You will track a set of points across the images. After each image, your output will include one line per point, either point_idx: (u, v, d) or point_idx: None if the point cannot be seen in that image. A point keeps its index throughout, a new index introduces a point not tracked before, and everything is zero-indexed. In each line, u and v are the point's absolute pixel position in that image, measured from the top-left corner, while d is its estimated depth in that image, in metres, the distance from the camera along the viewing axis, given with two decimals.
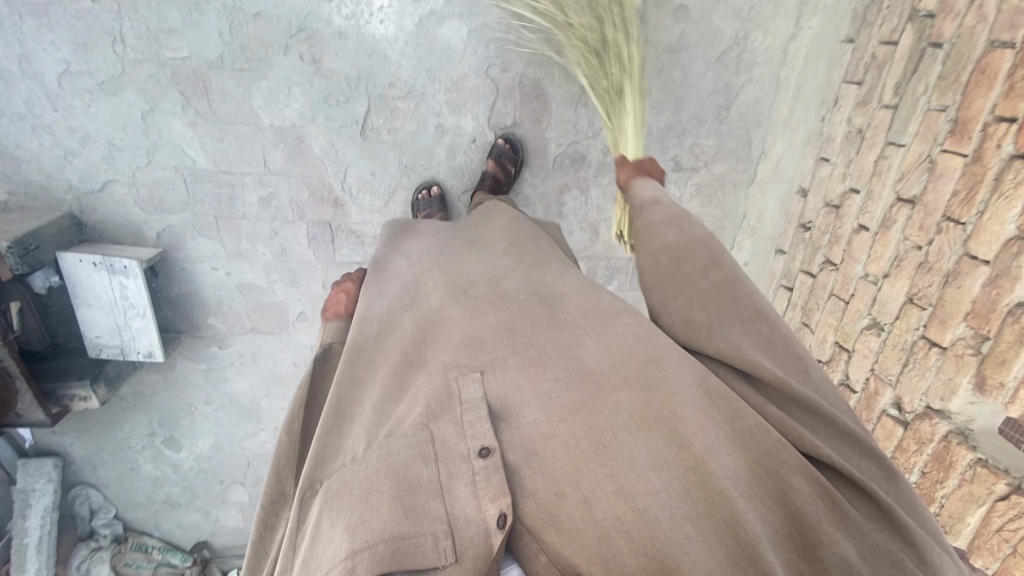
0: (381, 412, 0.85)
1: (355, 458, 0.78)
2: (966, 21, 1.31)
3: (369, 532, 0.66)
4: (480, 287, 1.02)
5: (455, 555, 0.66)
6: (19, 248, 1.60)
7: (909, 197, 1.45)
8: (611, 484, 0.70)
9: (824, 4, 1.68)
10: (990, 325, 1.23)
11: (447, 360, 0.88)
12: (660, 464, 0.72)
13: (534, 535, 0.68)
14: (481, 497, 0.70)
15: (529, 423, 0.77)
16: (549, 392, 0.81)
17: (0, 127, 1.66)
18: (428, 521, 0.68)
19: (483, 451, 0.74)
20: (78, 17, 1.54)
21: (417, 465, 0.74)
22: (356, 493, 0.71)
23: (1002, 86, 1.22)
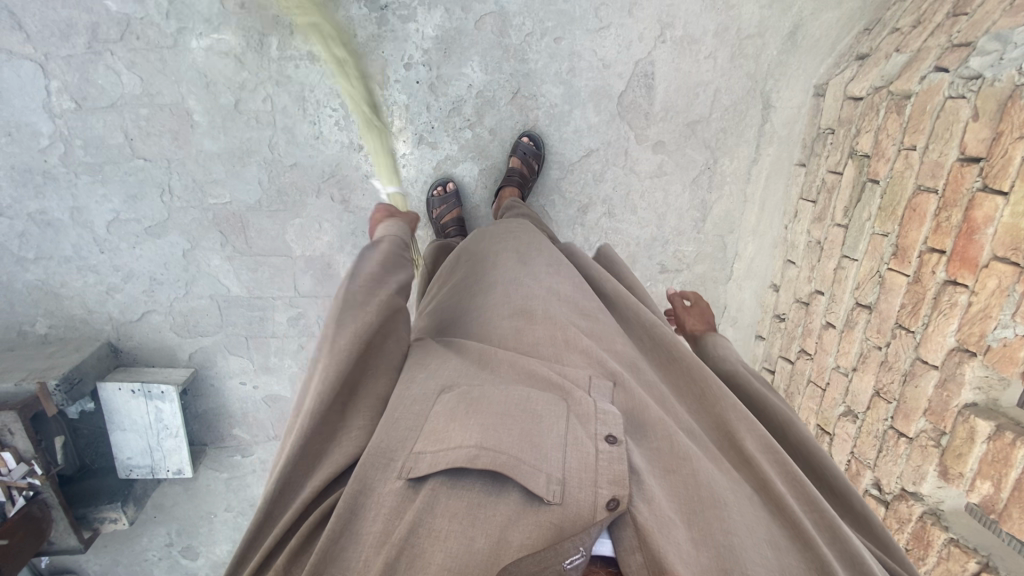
0: (517, 366, 1.01)
1: (489, 386, 0.94)
2: (896, 165, 1.57)
3: (496, 440, 0.81)
4: (597, 317, 1.19)
5: (561, 498, 0.79)
6: (65, 384, 1.71)
7: (867, 302, 1.71)
8: (724, 539, 0.83)
9: (779, 136, 1.98)
10: (945, 421, 1.45)
11: (586, 364, 1.05)
12: (776, 540, 0.85)
13: (637, 531, 0.79)
14: (599, 476, 0.82)
15: (655, 452, 0.94)
16: (677, 435, 0.97)
17: (50, 270, 1.79)
18: (549, 463, 0.81)
19: (611, 439, 0.88)
20: (130, 173, 1.71)
21: (550, 416, 0.89)
22: (495, 410, 0.87)
23: (930, 224, 1.47)
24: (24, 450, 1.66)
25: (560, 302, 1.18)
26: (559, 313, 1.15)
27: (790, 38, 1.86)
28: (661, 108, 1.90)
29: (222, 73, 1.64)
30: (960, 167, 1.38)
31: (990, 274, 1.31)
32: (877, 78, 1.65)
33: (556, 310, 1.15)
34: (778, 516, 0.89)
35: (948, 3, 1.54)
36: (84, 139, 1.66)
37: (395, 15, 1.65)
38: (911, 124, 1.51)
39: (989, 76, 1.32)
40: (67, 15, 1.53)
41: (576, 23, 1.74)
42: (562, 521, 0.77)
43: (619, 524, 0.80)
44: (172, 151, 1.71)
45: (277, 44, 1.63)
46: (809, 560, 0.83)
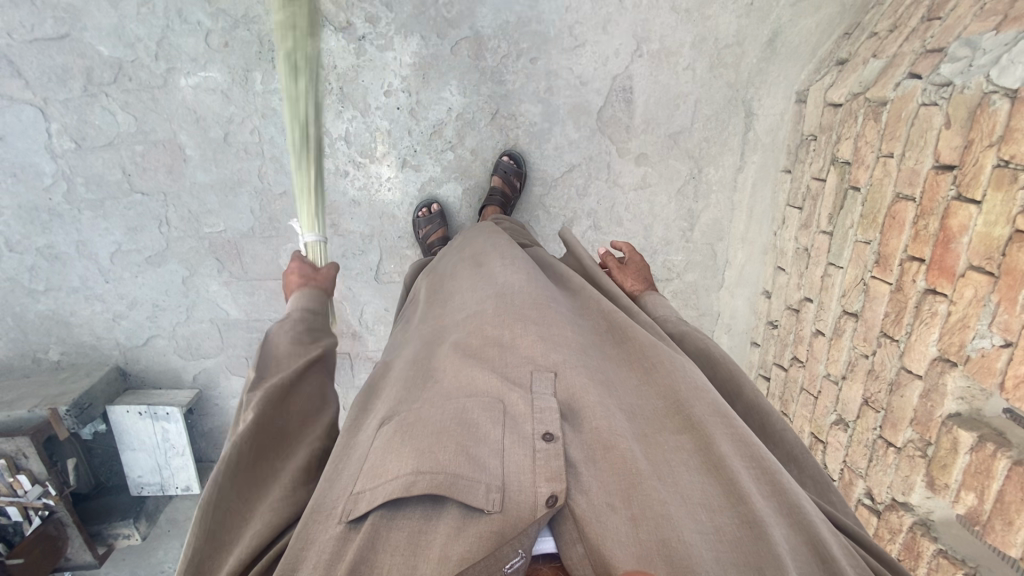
0: (457, 377, 0.98)
1: (431, 404, 0.91)
2: (875, 173, 1.55)
3: (434, 460, 0.76)
4: (543, 304, 1.15)
5: (501, 506, 0.74)
6: (75, 409, 1.80)
7: (853, 310, 1.69)
8: (661, 508, 0.79)
9: (763, 143, 1.96)
10: (930, 431, 1.43)
11: (526, 351, 1.02)
12: (715, 506, 0.82)
13: (576, 523, 0.75)
14: (538, 476, 0.78)
15: (596, 430, 0.88)
16: (614, 415, 0.93)
17: (59, 300, 1.89)
18: (487, 473, 0.77)
19: (547, 435, 0.84)
20: (129, 207, 1.80)
21: (486, 424, 0.85)
22: (433, 429, 0.82)
23: (909, 232, 1.46)
24: (39, 472, 1.75)
25: (508, 294, 1.18)
26: (508, 303, 1.15)
27: (769, 45, 1.85)
28: (642, 121, 1.91)
29: (211, 109, 1.71)
30: (935, 175, 1.36)
31: (967, 284, 1.29)
32: (855, 84, 1.63)
33: (504, 306, 1.15)
34: (722, 488, 0.84)
35: (923, 7, 1.52)
36: (85, 177, 1.75)
37: (372, 45, 1.70)
38: (888, 132, 1.50)
39: (960, 83, 1.30)
40: (63, 61, 1.62)
41: (551, 43, 1.77)
42: (503, 529, 0.71)
43: (559, 519, 0.76)
44: (167, 185, 1.79)
45: (260, 78, 1.69)
46: (747, 523, 0.79)
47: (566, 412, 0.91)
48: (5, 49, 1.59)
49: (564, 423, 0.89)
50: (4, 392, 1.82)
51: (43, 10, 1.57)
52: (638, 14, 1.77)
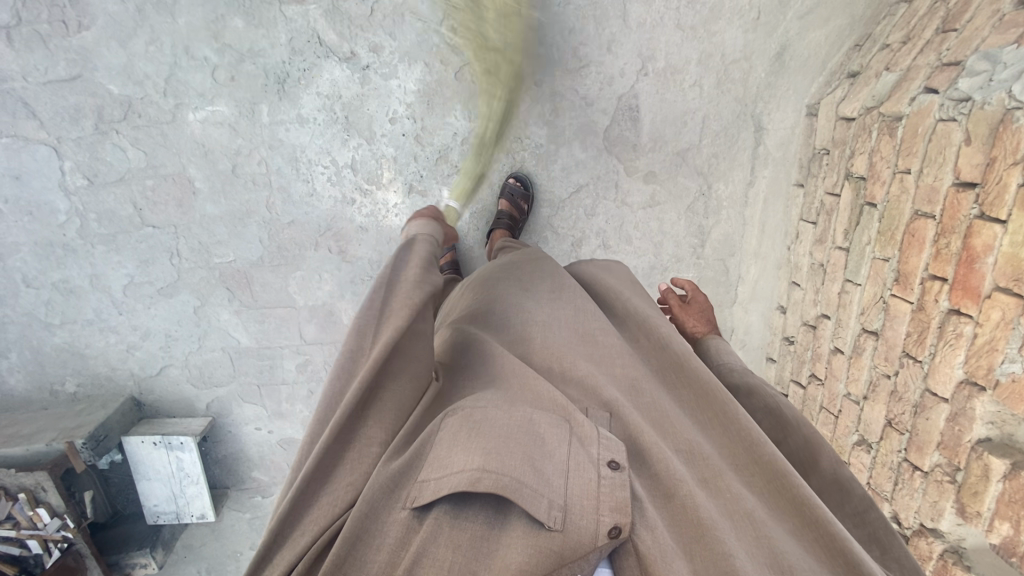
0: (517, 387, 0.96)
1: (489, 405, 0.89)
2: (892, 189, 1.51)
3: (499, 462, 0.75)
4: (599, 340, 1.15)
5: (564, 524, 0.74)
6: (91, 442, 1.82)
7: (873, 328, 1.64)
8: (727, 562, 0.77)
9: (774, 158, 1.93)
10: (959, 456, 1.38)
11: (583, 388, 1.02)
12: (786, 566, 0.79)
13: (640, 563, 0.76)
14: (602, 503, 0.77)
15: (659, 475, 0.88)
16: (676, 460, 0.92)
17: (75, 333, 1.91)
18: (551, 488, 0.76)
19: (614, 464, 0.83)
20: (141, 240, 1.82)
21: (555, 440, 0.83)
22: (497, 432, 0.80)
23: (930, 250, 1.41)
24: (58, 505, 1.77)
25: (561, 327, 1.17)
26: (559, 337, 1.13)
27: (778, 59, 1.82)
28: (650, 139, 1.88)
29: (219, 142, 1.73)
30: (956, 192, 1.32)
31: (994, 305, 1.25)
32: (868, 98, 1.60)
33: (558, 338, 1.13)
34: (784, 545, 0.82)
35: (936, 19, 1.48)
36: (97, 212, 1.77)
37: (377, 74, 1.70)
38: (904, 147, 1.46)
39: (979, 99, 1.26)
40: (75, 101, 1.65)
41: (556, 65, 1.75)
42: (563, 547, 0.72)
43: (620, 554, 0.77)
44: (177, 218, 1.80)
45: (267, 111, 1.71)
46: None
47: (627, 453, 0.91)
48: (19, 91, 1.62)
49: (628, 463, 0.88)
50: (22, 426, 1.85)
51: (55, 52, 1.59)
52: (642, 33, 1.75)
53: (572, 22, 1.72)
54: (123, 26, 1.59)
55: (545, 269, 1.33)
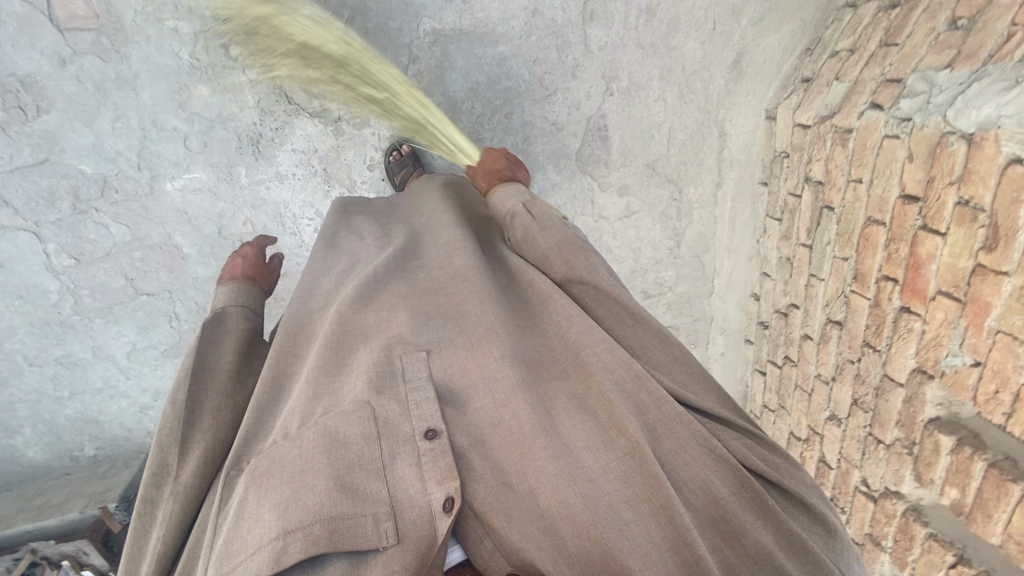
0: (322, 389, 0.91)
1: (288, 433, 0.85)
2: (847, 196, 1.63)
3: (303, 512, 0.72)
4: (401, 285, 1.10)
5: (397, 537, 0.74)
6: (124, 502, 1.91)
7: (837, 319, 1.79)
8: (552, 470, 0.83)
9: (738, 160, 2.03)
10: (914, 433, 1.57)
11: (395, 335, 0.98)
12: (597, 447, 0.86)
13: (480, 521, 0.81)
14: (427, 481, 0.80)
15: (477, 411, 0.90)
16: (497, 377, 0.93)
17: (86, 401, 1.96)
18: (370, 503, 0.76)
19: (429, 433, 0.85)
20: (137, 309, 1.85)
21: (358, 444, 0.82)
22: (291, 472, 0.78)
23: (882, 254, 1.55)
24: (101, 564, 1.85)
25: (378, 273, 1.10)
26: (377, 284, 1.09)
27: (735, 66, 1.88)
28: (621, 155, 1.95)
29: (201, 207, 1.74)
30: (902, 205, 1.44)
31: (938, 307, 1.40)
32: (821, 107, 1.69)
33: (372, 286, 1.08)
34: (602, 424, 0.89)
35: (880, 30, 1.57)
36: (90, 288, 1.79)
37: (350, 125, 1.72)
38: (856, 158, 1.57)
39: (919, 121, 1.36)
40: (47, 184, 1.63)
41: (525, 96, 1.79)
42: (404, 561, 0.73)
43: (463, 520, 0.81)
44: (170, 283, 1.84)
45: (245, 172, 1.72)
46: (630, 458, 0.85)
47: (446, 397, 0.92)
48: None
49: (443, 407, 0.90)
50: (52, 496, 1.92)
51: (18, 138, 1.56)
52: (605, 55, 1.79)
53: (536, 52, 1.74)
54: (86, 106, 1.56)
55: (361, 231, 1.30)
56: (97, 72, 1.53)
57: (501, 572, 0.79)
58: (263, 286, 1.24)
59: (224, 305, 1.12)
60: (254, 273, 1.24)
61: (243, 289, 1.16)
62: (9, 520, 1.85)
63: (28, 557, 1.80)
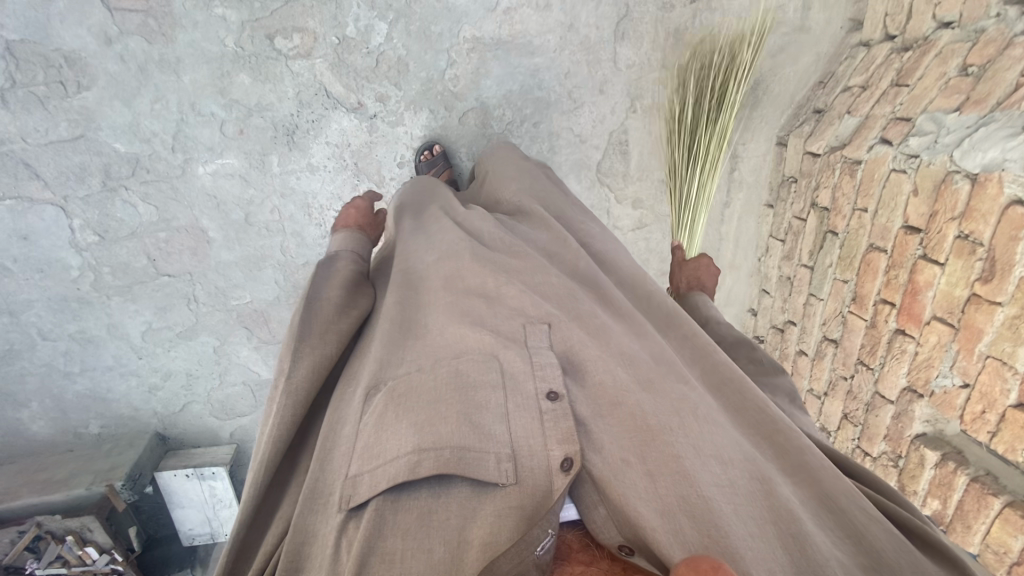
0: (449, 335, 0.92)
1: (416, 369, 0.87)
2: (852, 223, 1.74)
3: (436, 435, 0.75)
4: (510, 263, 1.11)
5: (515, 478, 0.75)
6: (130, 481, 1.92)
7: (833, 337, 1.90)
8: (678, 467, 0.80)
9: (747, 182, 2.13)
10: (900, 447, 1.68)
11: (515, 307, 0.99)
12: (725, 452, 0.83)
13: (596, 486, 0.80)
14: (550, 438, 0.79)
15: (601, 386, 0.89)
16: (619, 364, 0.93)
17: (95, 378, 1.96)
18: (494, 442, 0.77)
19: (552, 395, 0.83)
20: (157, 289, 1.86)
21: (486, 390, 0.83)
22: (424, 399, 0.81)
23: (882, 278, 1.66)
24: (104, 541, 1.88)
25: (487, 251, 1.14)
26: (491, 260, 1.11)
27: (751, 93, 1.99)
28: (638, 170, 2.04)
29: (230, 192, 1.77)
30: (904, 234, 1.55)
31: (932, 330, 1.51)
32: (832, 138, 1.80)
33: (483, 258, 1.10)
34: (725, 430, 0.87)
35: (892, 71, 1.68)
36: (111, 265, 1.79)
37: (384, 122, 1.76)
38: (863, 188, 1.68)
39: (926, 158, 1.47)
40: (80, 160, 1.64)
41: (553, 107, 1.86)
42: (522, 501, 0.73)
43: (580, 482, 0.81)
44: (192, 266, 1.85)
45: (277, 161, 1.75)
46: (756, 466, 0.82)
47: (568, 368, 0.91)
48: (21, 152, 1.60)
49: (567, 378, 0.89)
50: (54, 471, 1.91)
51: (55, 112, 1.57)
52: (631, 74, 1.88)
53: (567, 66, 1.81)
54: (126, 86, 1.57)
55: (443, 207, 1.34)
56: (141, 53, 1.55)
57: (614, 541, 0.78)
58: (372, 236, 1.26)
59: (339, 249, 1.15)
60: (366, 223, 1.26)
61: (354, 237, 1.18)
62: (9, 494, 1.83)
63: (32, 530, 1.77)
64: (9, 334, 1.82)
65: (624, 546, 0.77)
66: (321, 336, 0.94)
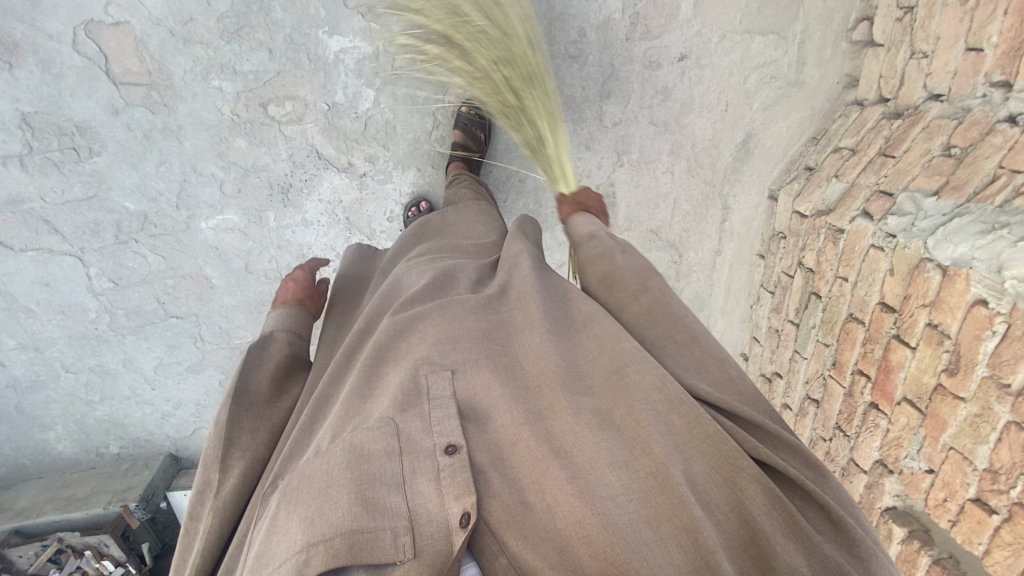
0: (354, 410, 0.90)
1: (319, 451, 0.84)
2: (833, 289, 1.72)
3: (326, 525, 0.70)
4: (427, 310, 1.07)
5: (414, 552, 0.70)
6: (143, 501, 2.10)
7: (815, 397, 1.89)
8: (573, 486, 0.76)
9: (739, 233, 2.12)
10: (871, 517, 1.68)
11: (421, 355, 0.95)
12: (618, 463, 0.79)
13: (495, 536, 0.74)
14: (445, 496, 0.75)
15: (499, 428, 0.85)
16: (518, 399, 0.89)
17: (113, 406, 2.13)
18: (390, 516, 0.72)
19: (449, 448, 0.80)
20: (166, 329, 2.01)
21: (381, 459, 0.79)
22: (320, 486, 0.76)
23: (859, 350, 1.65)
24: (120, 556, 2.07)
25: (410, 303, 1.09)
26: (411, 312, 1.07)
27: (743, 145, 1.97)
28: (625, 220, 2.05)
29: (231, 244, 1.88)
30: (880, 311, 1.54)
31: (902, 411, 1.51)
32: (818, 201, 1.78)
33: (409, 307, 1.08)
34: (620, 441, 0.83)
35: (880, 138, 1.66)
36: (125, 309, 1.94)
37: (374, 180, 1.84)
38: (844, 258, 1.66)
39: (902, 240, 1.45)
40: (93, 217, 1.77)
41: None
42: None
43: (478, 535, 0.74)
44: (198, 308, 1.99)
45: (274, 217, 1.85)
46: (649, 473, 0.78)
47: (467, 413, 0.87)
48: (41, 210, 1.74)
49: (464, 423, 0.85)
50: (77, 489, 2.11)
51: (70, 176, 1.70)
52: (618, 130, 1.87)
53: None
54: (133, 151, 1.69)
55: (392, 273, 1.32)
56: (146, 121, 1.66)
57: None
58: (310, 308, 1.30)
59: (271, 328, 1.19)
60: (304, 298, 1.30)
61: (288, 315, 1.22)
62: (38, 509, 2.04)
63: (54, 545, 1.99)
64: (36, 366, 2.00)
65: None
66: (252, 432, 1.02)
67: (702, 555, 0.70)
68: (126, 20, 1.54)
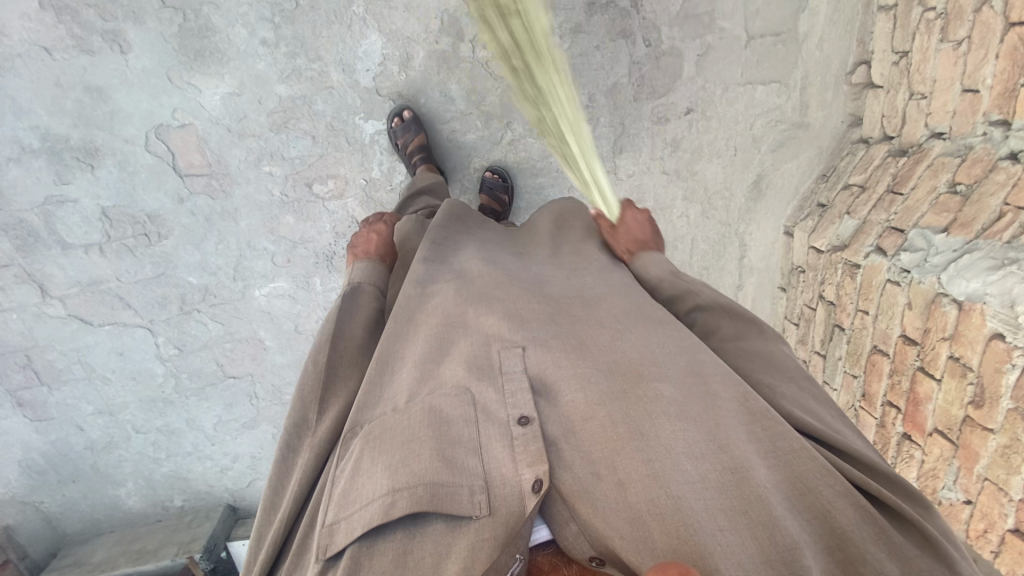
0: (428, 372, 0.91)
1: (397, 408, 0.86)
2: (856, 321, 1.77)
3: (410, 474, 0.73)
4: (494, 291, 1.07)
5: (489, 509, 0.74)
6: (206, 552, 2.23)
7: None
8: (647, 471, 0.76)
9: (757, 268, 2.18)
10: None
11: (492, 330, 0.96)
12: (698, 454, 0.78)
13: (566, 503, 0.77)
14: (519, 463, 0.78)
15: (571, 404, 0.85)
16: (593, 378, 0.89)
17: (176, 461, 2.29)
18: (467, 474, 0.76)
19: (523, 419, 0.83)
20: (225, 389, 2.18)
21: (459, 424, 0.82)
22: (400, 439, 0.79)
23: (887, 382, 1.67)
24: None
25: (470, 280, 1.11)
26: (474, 288, 1.08)
27: (755, 185, 2.05)
28: None
29: (281, 309, 2.05)
30: (903, 343, 1.58)
31: (935, 442, 1.53)
32: (833, 237, 1.85)
33: (482, 280, 1.11)
34: (699, 429, 0.81)
35: (889, 175, 1.72)
36: (188, 372, 2.12)
37: None
38: (863, 291, 1.71)
39: (916, 276, 1.50)
40: (161, 292, 1.97)
41: None
42: (494, 530, 0.72)
43: (550, 501, 0.78)
44: (252, 368, 2.15)
45: (320, 282, 2.02)
46: (726, 465, 0.77)
47: (539, 389, 0.88)
48: (116, 288, 1.94)
49: (538, 399, 0.87)
50: (147, 541, 2.26)
51: (142, 258, 1.90)
52: (632, 181, 1.99)
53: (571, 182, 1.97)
54: (196, 233, 1.89)
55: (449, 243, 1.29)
56: (206, 207, 1.86)
57: (584, 554, 0.76)
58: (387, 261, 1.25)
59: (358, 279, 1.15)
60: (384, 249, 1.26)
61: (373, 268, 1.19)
62: (113, 563, 2.18)
63: None
64: (110, 429, 2.18)
65: (595, 557, 0.75)
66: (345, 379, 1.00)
67: (781, 548, 0.70)
68: (190, 122, 1.75)
